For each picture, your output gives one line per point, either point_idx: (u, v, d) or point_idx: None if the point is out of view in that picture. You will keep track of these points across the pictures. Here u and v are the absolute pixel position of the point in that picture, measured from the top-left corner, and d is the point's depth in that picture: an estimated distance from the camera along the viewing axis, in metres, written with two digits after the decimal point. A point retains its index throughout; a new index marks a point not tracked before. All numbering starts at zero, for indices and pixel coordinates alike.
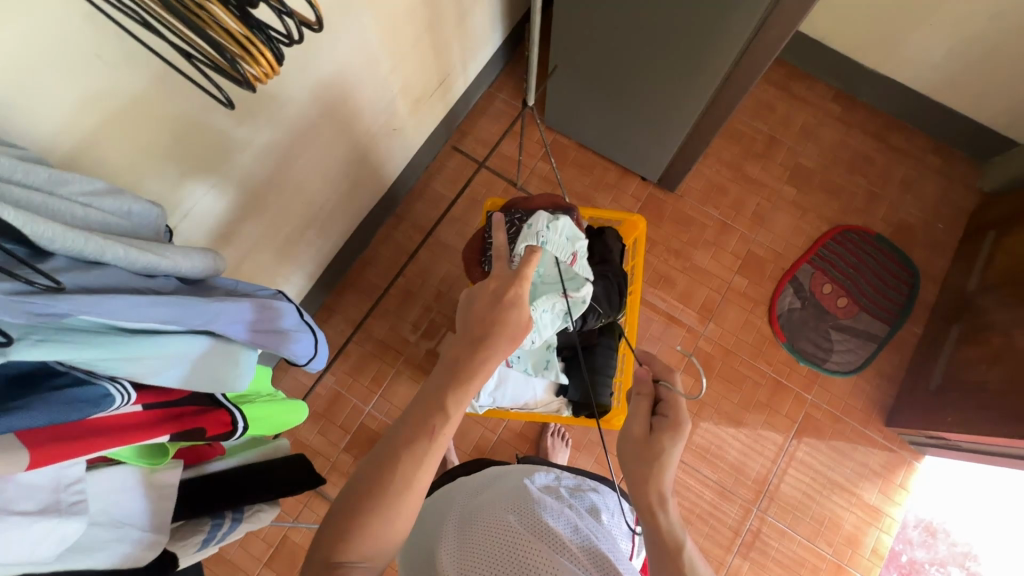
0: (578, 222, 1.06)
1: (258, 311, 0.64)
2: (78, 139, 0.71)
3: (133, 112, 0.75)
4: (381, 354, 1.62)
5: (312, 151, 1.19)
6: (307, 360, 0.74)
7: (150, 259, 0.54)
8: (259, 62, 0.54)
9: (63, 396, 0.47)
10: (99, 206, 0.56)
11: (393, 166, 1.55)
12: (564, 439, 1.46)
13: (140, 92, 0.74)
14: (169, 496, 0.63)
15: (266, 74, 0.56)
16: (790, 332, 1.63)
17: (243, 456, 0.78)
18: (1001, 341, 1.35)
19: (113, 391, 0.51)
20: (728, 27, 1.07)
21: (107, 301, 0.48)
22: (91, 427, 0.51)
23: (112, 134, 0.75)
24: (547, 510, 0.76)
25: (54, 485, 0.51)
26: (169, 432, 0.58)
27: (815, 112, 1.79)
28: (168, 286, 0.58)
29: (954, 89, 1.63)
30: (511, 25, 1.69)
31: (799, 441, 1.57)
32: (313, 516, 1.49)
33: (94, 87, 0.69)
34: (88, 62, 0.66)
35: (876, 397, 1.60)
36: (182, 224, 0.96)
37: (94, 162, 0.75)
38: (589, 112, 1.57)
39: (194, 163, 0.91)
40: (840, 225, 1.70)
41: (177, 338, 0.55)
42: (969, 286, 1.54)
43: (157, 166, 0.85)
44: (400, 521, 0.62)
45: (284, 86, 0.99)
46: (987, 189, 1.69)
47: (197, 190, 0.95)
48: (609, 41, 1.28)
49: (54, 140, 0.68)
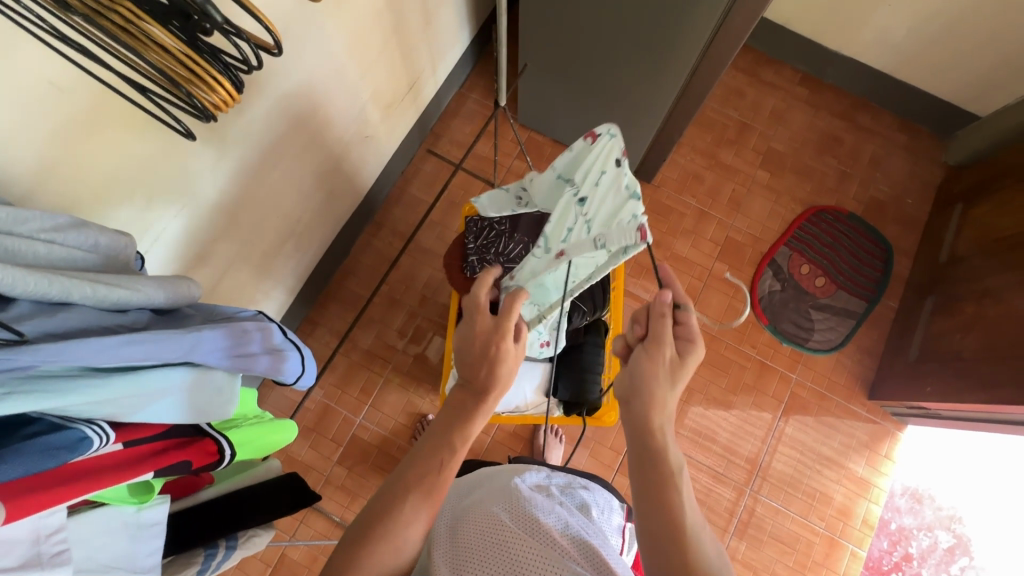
0: None
1: (241, 336, 0.63)
2: (36, 171, 0.68)
3: (91, 140, 0.73)
4: (368, 364, 1.61)
5: (282, 166, 1.17)
6: (295, 378, 0.74)
7: (119, 294, 0.52)
8: (217, 89, 0.53)
9: (37, 444, 0.45)
10: (64, 241, 0.55)
11: (368, 173, 1.53)
12: (558, 435, 1.47)
13: (97, 118, 0.72)
14: (158, 534, 0.62)
15: (226, 101, 0.55)
16: (771, 314, 1.66)
17: (234, 483, 0.77)
18: (973, 310, 1.39)
19: (91, 434, 0.49)
20: (693, 17, 1.08)
21: (74, 346, 0.47)
22: (70, 471, 0.49)
23: (71, 164, 0.72)
24: (538, 508, 0.76)
25: (33, 538, 0.50)
26: (153, 468, 0.57)
27: (784, 96, 1.81)
28: (142, 319, 0.57)
29: (915, 67, 1.67)
30: (478, 24, 1.68)
31: (787, 419, 1.60)
32: (310, 532, 1.48)
33: (48, 118, 0.66)
34: (41, 88, 0.64)
35: (858, 371, 1.63)
36: (153, 249, 0.94)
37: (57, 193, 0.72)
38: (561, 108, 1.57)
39: (161, 186, 0.88)
40: (814, 206, 1.73)
41: (155, 373, 0.54)
42: (939, 259, 1.59)
43: (122, 192, 0.82)
44: (397, 539, 0.61)
45: (250, 102, 0.97)
46: (951, 163, 1.73)
47: (166, 213, 0.93)
48: (577, 36, 1.27)
49: (12, 174, 0.66)
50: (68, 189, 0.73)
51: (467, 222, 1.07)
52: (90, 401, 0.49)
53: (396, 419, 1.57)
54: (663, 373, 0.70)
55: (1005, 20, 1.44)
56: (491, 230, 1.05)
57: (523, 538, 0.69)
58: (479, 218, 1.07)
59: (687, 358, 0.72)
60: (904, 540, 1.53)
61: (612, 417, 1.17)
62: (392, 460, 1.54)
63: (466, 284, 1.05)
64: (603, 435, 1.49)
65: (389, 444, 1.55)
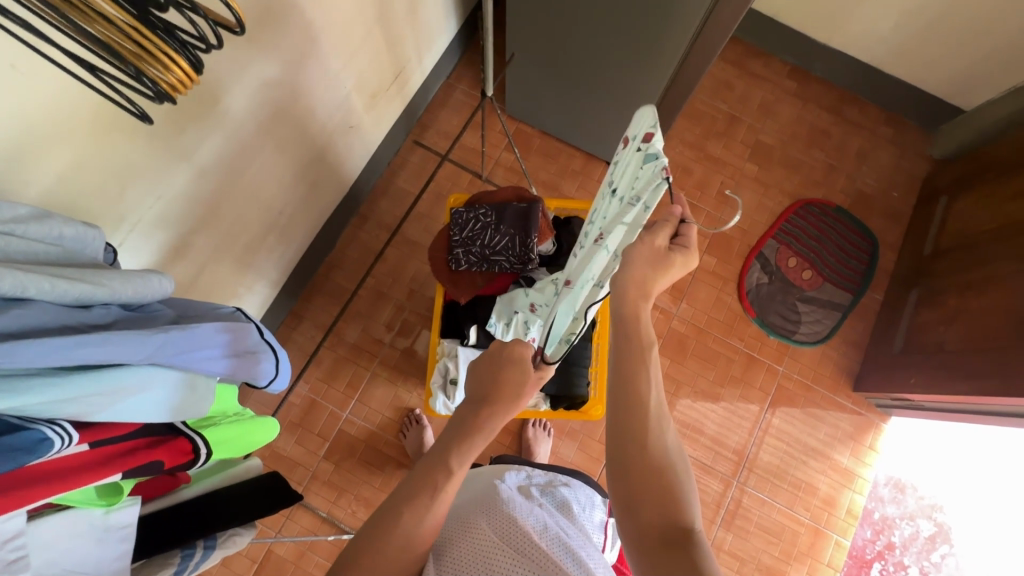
0: (544, 214, 1.02)
1: (217, 334, 0.61)
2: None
3: (56, 127, 0.70)
4: (355, 358, 1.59)
5: (262, 157, 1.14)
6: (269, 381, 0.72)
7: (81, 290, 0.50)
8: (171, 68, 0.51)
9: None
10: (24, 234, 0.52)
11: (352, 164, 1.51)
12: (546, 429, 1.46)
13: (63, 105, 0.69)
14: (127, 537, 0.60)
15: (182, 81, 0.53)
16: (759, 307, 1.66)
17: (208, 484, 0.75)
18: (955, 303, 1.40)
19: (52, 435, 0.47)
20: (682, 7, 1.06)
21: (35, 344, 0.45)
22: (29, 474, 0.47)
23: (35, 152, 0.69)
24: (517, 509, 0.75)
25: None
26: (121, 470, 0.55)
27: (772, 88, 1.81)
28: (109, 316, 0.55)
29: (902, 59, 1.67)
30: (465, 13, 1.65)
31: (774, 411, 1.61)
32: (297, 528, 1.46)
33: (11, 104, 0.63)
34: (3, 72, 0.61)
35: (844, 363, 1.65)
36: (128, 242, 0.91)
37: (22, 182, 0.69)
38: (549, 99, 1.55)
39: (133, 176, 0.85)
40: (802, 199, 1.73)
41: (124, 372, 0.52)
42: (924, 252, 1.60)
43: (94, 182, 0.79)
44: (383, 539, 0.60)
45: (227, 91, 0.94)
46: (937, 156, 1.74)
47: (140, 205, 0.90)
48: (564, 25, 1.25)
49: None
50: (33, 178, 0.70)
51: (452, 214, 1.05)
52: (50, 403, 0.47)
53: (383, 413, 1.55)
54: (646, 258, 0.70)
55: (991, 14, 1.44)
56: (476, 222, 1.03)
57: (500, 542, 0.69)
58: (464, 209, 1.04)
59: (676, 256, 0.71)
60: (886, 529, 1.55)
61: (600, 411, 1.16)
62: (379, 455, 1.52)
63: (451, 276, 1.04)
64: (591, 428, 1.49)
65: (376, 439, 1.54)
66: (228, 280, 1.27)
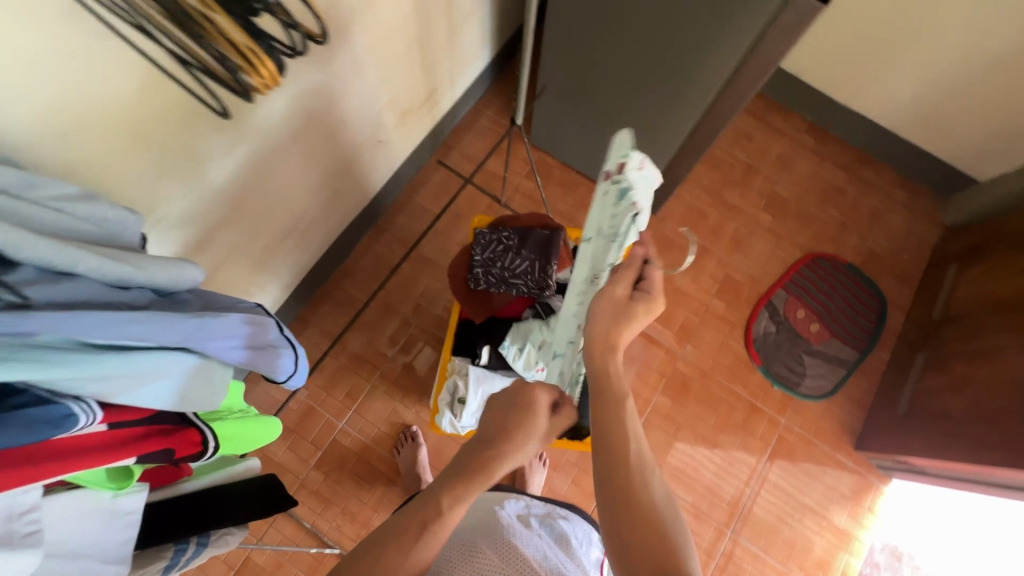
0: (565, 243, 1.04)
1: (244, 326, 0.62)
2: (49, 136, 0.67)
3: (108, 112, 0.72)
4: (357, 368, 1.58)
5: (292, 162, 1.17)
6: (286, 377, 0.73)
7: (124, 271, 0.51)
8: (261, 72, 0.76)
9: (24, 416, 0.44)
10: (72, 212, 0.54)
11: (376, 177, 1.54)
12: (542, 459, 1.44)
13: (118, 91, 0.72)
14: (132, 523, 0.60)
15: (268, 84, 0.79)
16: (765, 355, 1.66)
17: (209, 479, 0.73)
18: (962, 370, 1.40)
19: (77, 411, 0.47)
20: (713, 58, 1.09)
21: (80, 317, 0.46)
22: (50, 449, 0.47)
23: (85, 133, 0.71)
24: (517, 537, 0.74)
25: (6, 515, 0.48)
26: (135, 454, 0.55)
27: (790, 143, 1.85)
28: (143, 299, 0.56)
29: (919, 127, 1.71)
30: (499, 44, 1.70)
31: (773, 463, 1.59)
32: (279, 536, 1.43)
33: (70, 85, 0.66)
34: (68, 55, 0.64)
35: (846, 421, 1.63)
36: (156, 229, 0.93)
37: (68, 161, 0.72)
38: (574, 132, 1.58)
39: (172, 166, 0.88)
40: (814, 253, 1.75)
41: (152, 355, 0.53)
42: (932, 316, 1.61)
43: (134, 168, 0.81)
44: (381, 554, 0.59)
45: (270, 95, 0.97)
46: (949, 223, 1.77)
47: (173, 195, 0.92)
48: (596, 64, 1.29)
49: (27, 139, 0.65)
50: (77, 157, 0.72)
51: (477, 233, 1.06)
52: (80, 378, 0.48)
53: (379, 427, 1.54)
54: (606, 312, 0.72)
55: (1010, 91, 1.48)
56: (499, 244, 1.04)
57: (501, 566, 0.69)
58: (488, 230, 1.05)
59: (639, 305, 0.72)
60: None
61: None
62: (371, 470, 1.50)
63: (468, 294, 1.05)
64: (588, 462, 1.47)
65: (370, 453, 1.52)
66: (242, 278, 1.28)
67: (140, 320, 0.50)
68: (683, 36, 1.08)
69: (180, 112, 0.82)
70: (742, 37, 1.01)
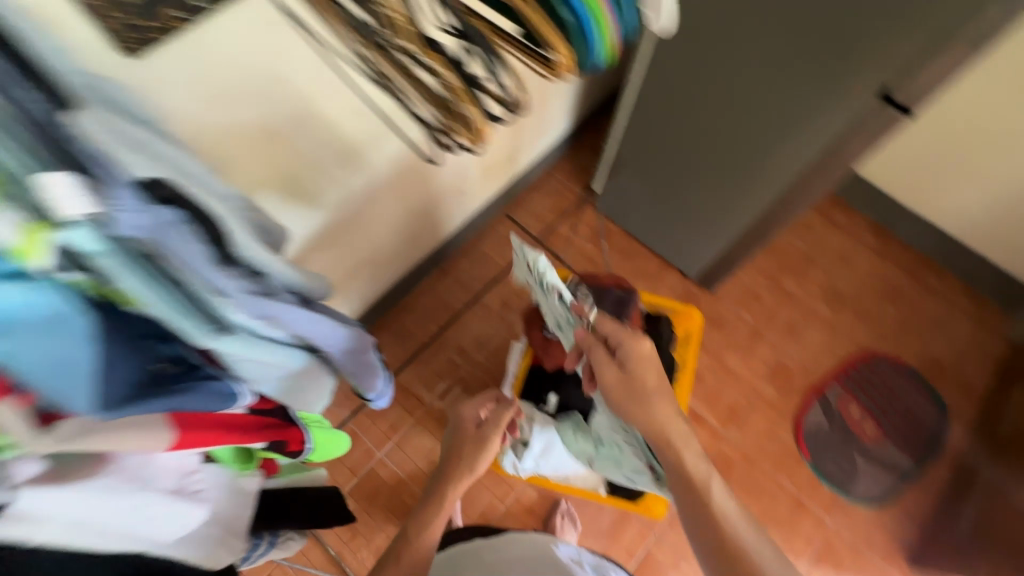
0: (637, 307, 1.08)
1: (353, 338, 0.72)
2: (221, 150, 0.76)
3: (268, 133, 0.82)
4: (402, 402, 1.62)
5: (387, 199, 1.27)
6: (373, 398, 0.77)
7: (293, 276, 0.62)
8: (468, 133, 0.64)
9: (215, 386, 0.56)
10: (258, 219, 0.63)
11: (449, 223, 1.63)
12: (574, 521, 1.41)
13: (281, 115, 0.81)
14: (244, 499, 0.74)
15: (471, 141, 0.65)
16: (814, 449, 1.61)
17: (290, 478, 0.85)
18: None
19: (239, 392, 0.59)
20: (785, 151, 1.14)
21: (274, 306, 0.58)
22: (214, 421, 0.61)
23: (248, 151, 0.80)
24: None
25: (180, 472, 0.64)
26: (258, 439, 0.68)
27: (852, 239, 1.85)
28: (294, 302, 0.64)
29: (989, 239, 1.69)
30: (576, 116, 1.82)
31: (816, 566, 1.50)
32: (304, 560, 1.44)
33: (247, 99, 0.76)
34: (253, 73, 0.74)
35: (899, 533, 1.54)
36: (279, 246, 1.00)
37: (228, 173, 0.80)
38: (640, 204, 1.65)
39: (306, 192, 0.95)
40: (871, 351, 1.72)
41: (292, 352, 0.64)
42: (1000, 434, 1.54)
43: (275, 189, 0.89)
44: None
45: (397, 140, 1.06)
46: (1017, 339, 1.71)
47: (299, 218, 0.99)
48: (670, 144, 1.36)
49: (205, 150, 0.74)
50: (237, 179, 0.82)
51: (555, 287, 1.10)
52: (260, 356, 0.59)
53: (416, 463, 1.55)
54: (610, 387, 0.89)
55: None
56: (575, 299, 1.09)
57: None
58: (566, 286, 1.10)
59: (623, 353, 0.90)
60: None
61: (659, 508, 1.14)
62: (403, 506, 1.51)
63: (542, 342, 1.10)
64: (621, 533, 1.43)
65: (403, 488, 1.52)
66: None
67: (308, 318, 0.63)
68: (762, 132, 1.15)
69: (326, 154, 0.92)
70: (820, 140, 1.07)
